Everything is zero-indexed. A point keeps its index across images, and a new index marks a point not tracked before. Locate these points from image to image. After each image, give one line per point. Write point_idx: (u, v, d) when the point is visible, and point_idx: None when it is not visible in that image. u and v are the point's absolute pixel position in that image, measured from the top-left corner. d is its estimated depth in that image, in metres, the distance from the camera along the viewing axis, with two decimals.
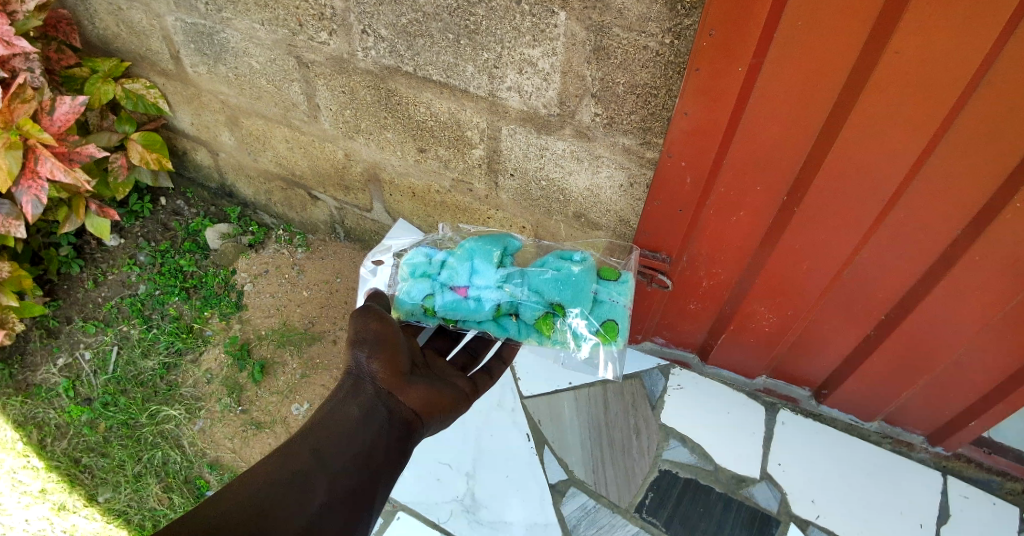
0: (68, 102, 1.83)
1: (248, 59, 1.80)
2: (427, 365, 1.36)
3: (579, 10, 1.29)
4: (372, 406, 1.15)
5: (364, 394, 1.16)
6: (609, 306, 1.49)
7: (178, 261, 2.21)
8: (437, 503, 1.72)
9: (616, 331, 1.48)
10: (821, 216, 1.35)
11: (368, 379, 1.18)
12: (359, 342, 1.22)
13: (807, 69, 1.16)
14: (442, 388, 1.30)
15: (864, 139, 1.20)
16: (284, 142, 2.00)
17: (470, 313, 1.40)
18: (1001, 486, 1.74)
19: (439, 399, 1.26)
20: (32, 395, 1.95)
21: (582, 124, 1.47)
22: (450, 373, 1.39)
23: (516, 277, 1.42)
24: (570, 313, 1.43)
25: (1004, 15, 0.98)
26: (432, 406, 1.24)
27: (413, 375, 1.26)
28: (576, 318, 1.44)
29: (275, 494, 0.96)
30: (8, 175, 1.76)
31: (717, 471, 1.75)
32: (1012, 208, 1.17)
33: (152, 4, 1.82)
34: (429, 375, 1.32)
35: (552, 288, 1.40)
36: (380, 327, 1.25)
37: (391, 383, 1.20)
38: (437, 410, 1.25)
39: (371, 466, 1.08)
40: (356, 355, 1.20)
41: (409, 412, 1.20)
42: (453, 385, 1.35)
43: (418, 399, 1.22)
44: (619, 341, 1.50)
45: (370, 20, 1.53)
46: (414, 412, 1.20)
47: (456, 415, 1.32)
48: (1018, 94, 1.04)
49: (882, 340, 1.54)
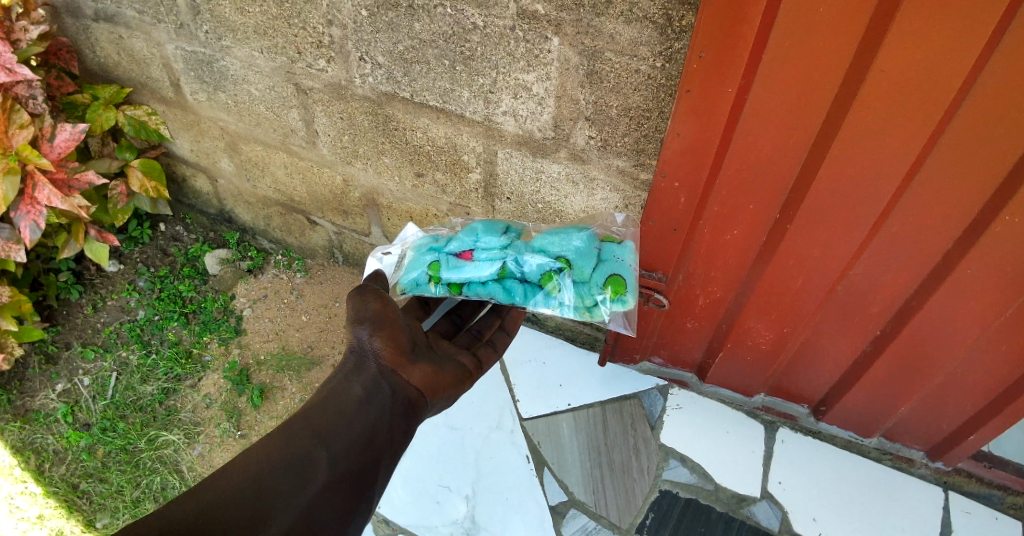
0: (69, 130, 1.86)
1: (247, 87, 1.83)
2: (433, 343, 1.35)
3: (572, 35, 1.32)
4: (374, 386, 1.16)
5: (365, 374, 1.18)
6: (615, 263, 1.41)
7: (178, 286, 2.22)
8: (436, 526, 1.70)
9: (624, 287, 1.39)
10: (815, 234, 1.37)
11: (370, 359, 1.20)
12: (359, 322, 1.23)
13: (795, 91, 1.18)
14: (446, 363, 1.30)
15: (854, 159, 1.22)
16: (283, 168, 2.02)
17: (474, 272, 1.37)
18: (1003, 500, 1.73)
19: (443, 375, 1.26)
20: (31, 421, 1.94)
21: (576, 147, 1.50)
22: (455, 349, 1.36)
23: (518, 243, 1.43)
24: (575, 268, 1.38)
25: (983, 38, 1.01)
26: (436, 385, 1.24)
27: (417, 351, 1.26)
28: (581, 273, 1.38)
29: (272, 492, 0.98)
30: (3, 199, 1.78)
31: (717, 490, 1.75)
32: (1000, 223, 1.19)
33: (153, 32, 1.85)
34: (434, 351, 1.32)
35: (553, 246, 1.41)
36: (379, 307, 1.25)
37: (393, 362, 1.21)
38: (441, 389, 1.25)
39: (371, 459, 1.06)
40: (357, 335, 1.22)
41: (413, 390, 1.21)
42: (458, 359, 1.34)
43: (421, 377, 1.22)
44: (629, 299, 1.40)
45: (367, 48, 1.56)
46: (418, 390, 1.21)
47: (462, 392, 1.32)
48: (1000, 113, 1.07)
49: (878, 356, 1.56)
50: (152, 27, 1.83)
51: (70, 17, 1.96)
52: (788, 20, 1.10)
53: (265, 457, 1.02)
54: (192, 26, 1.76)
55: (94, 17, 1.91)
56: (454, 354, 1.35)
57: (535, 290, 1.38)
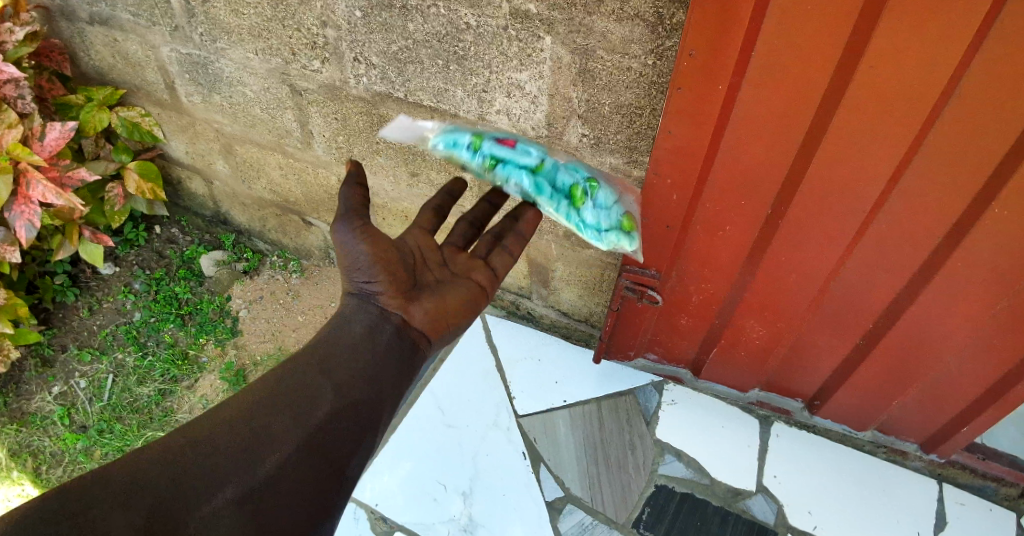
0: (59, 127, 1.86)
1: (242, 88, 1.84)
2: (444, 262, 1.32)
3: (564, 34, 1.33)
4: (376, 326, 1.16)
5: (366, 316, 1.17)
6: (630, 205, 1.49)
7: (173, 288, 2.23)
8: (434, 523, 1.71)
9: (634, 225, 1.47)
10: (804, 230, 1.39)
11: (372, 302, 1.19)
12: (354, 266, 1.18)
13: (783, 88, 1.20)
14: (453, 291, 1.28)
15: (842, 155, 1.24)
16: (278, 169, 2.04)
17: (514, 155, 1.43)
18: (997, 492, 1.75)
19: (449, 305, 1.26)
20: (27, 424, 1.94)
21: (570, 145, 1.52)
22: (468, 267, 1.33)
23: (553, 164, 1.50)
24: (602, 190, 1.45)
25: (966, 39, 1.03)
26: (441, 322, 1.24)
27: (419, 285, 1.25)
28: (606, 194, 1.45)
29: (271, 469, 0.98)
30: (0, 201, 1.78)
31: (713, 485, 1.76)
32: (989, 216, 1.20)
33: (147, 35, 1.86)
34: (441, 278, 1.29)
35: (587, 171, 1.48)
36: (371, 247, 1.17)
37: (396, 303, 1.20)
38: (445, 326, 1.25)
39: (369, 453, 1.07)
40: (355, 280, 1.19)
41: (418, 331, 1.21)
42: (469, 281, 1.32)
43: (425, 315, 1.22)
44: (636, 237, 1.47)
45: (361, 49, 1.57)
46: (421, 331, 1.22)
47: (476, 313, 1.32)
48: (985, 110, 1.08)
49: (870, 349, 1.57)
50: (147, 29, 1.84)
51: (64, 20, 1.97)
52: (777, 19, 1.11)
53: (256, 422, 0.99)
54: (187, 29, 1.77)
55: (89, 20, 1.92)
56: (466, 275, 1.32)
57: (561, 198, 1.42)
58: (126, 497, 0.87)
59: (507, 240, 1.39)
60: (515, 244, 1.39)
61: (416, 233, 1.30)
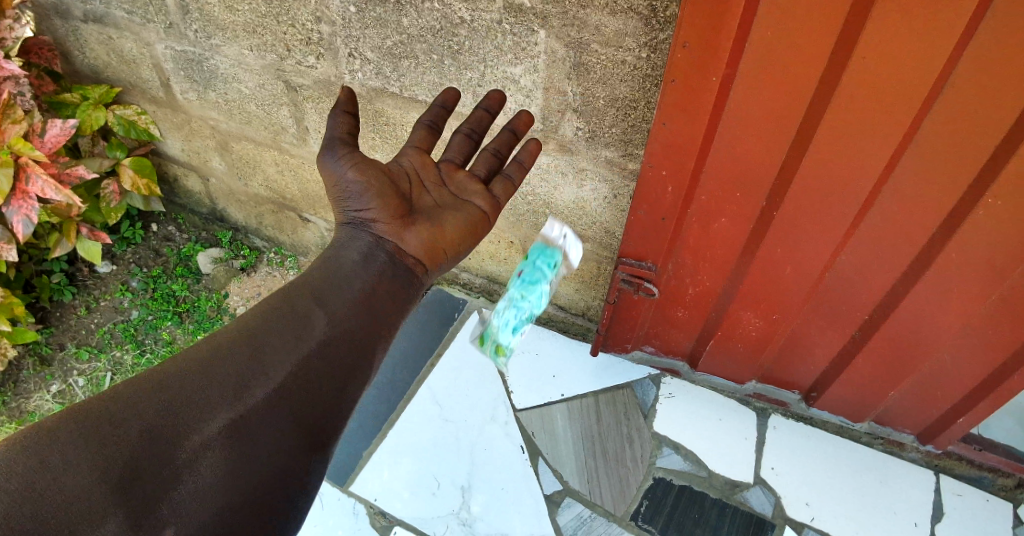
0: (59, 125, 1.86)
1: (237, 85, 1.84)
2: (444, 182, 1.33)
3: (558, 28, 1.33)
4: (369, 253, 1.19)
5: (360, 243, 1.20)
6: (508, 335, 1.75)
7: (171, 286, 2.23)
8: (432, 517, 1.71)
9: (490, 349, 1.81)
10: (798, 222, 1.40)
11: (364, 230, 1.22)
12: (344, 195, 1.22)
13: (777, 80, 1.20)
14: (449, 216, 1.29)
15: (836, 146, 1.24)
16: (274, 165, 2.04)
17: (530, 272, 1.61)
18: (994, 483, 1.76)
19: (444, 231, 1.26)
20: (26, 422, 1.94)
21: (565, 138, 1.53)
22: (466, 189, 1.33)
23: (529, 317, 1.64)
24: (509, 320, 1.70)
25: (959, 28, 1.03)
26: (435, 249, 1.25)
27: (414, 211, 1.26)
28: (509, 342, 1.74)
29: None
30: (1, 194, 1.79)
31: (711, 477, 1.77)
32: (983, 206, 1.20)
33: (142, 33, 1.85)
34: (439, 202, 1.30)
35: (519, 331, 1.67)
36: (358, 173, 1.20)
37: (389, 230, 1.22)
38: (441, 253, 1.27)
39: None
40: (348, 210, 1.22)
41: (412, 259, 1.23)
42: (468, 205, 1.32)
43: (418, 243, 1.24)
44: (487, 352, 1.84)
45: (356, 44, 1.57)
46: (416, 259, 1.23)
47: (476, 239, 1.32)
48: (979, 100, 1.08)
49: (866, 341, 1.58)
50: (142, 27, 1.84)
51: (58, 18, 1.96)
52: (770, 11, 1.11)
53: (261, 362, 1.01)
54: (182, 26, 1.77)
55: (83, 18, 1.91)
56: (465, 199, 1.32)
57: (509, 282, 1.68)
58: (106, 438, 0.83)
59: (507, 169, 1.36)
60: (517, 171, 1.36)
61: (413, 154, 1.31)
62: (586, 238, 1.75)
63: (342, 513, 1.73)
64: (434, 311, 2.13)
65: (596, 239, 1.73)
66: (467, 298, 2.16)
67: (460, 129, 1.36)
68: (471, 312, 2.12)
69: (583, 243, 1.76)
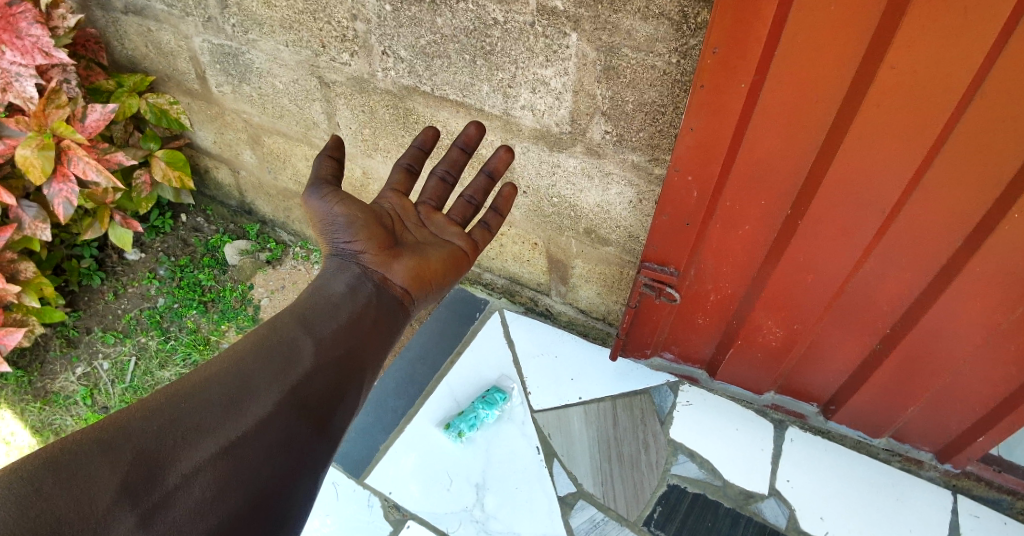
0: (99, 110, 1.92)
1: (271, 79, 1.88)
2: (423, 223, 1.47)
3: (590, 31, 1.35)
4: (357, 282, 1.27)
5: (347, 273, 1.29)
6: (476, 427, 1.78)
7: (198, 275, 2.27)
8: (446, 513, 1.72)
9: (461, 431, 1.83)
10: (824, 232, 1.39)
11: (352, 260, 1.31)
12: (331, 229, 1.31)
13: (807, 86, 1.20)
14: (431, 251, 1.42)
15: (862, 158, 1.24)
16: (304, 160, 2.08)
17: None
18: (1013, 506, 1.72)
19: (429, 265, 1.39)
20: (51, 402, 1.98)
21: (592, 141, 1.54)
22: (446, 230, 1.47)
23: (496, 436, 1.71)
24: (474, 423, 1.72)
25: (985, 45, 1.03)
26: (422, 284, 1.36)
27: (398, 246, 1.38)
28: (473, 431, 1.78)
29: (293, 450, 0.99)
30: (42, 173, 1.83)
31: (725, 486, 1.76)
32: (1010, 221, 1.19)
33: (181, 26, 1.90)
34: (419, 240, 1.43)
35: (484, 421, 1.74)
36: (344, 208, 1.31)
37: (375, 262, 1.32)
38: (426, 290, 1.37)
39: None
40: (334, 241, 1.32)
41: (399, 288, 1.33)
42: (449, 244, 1.46)
43: (405, 274, 1.34)
44: (459, 435, 1.83)
45: (390, 42, 1.60)
46: (402, 290, 1.33)
47: (456, 273, 1.45)
48: (1007, 116, 1.08)
49: (887, 353, 1.57)
50: (181, 20, 1.88)
51: (99, 9, 2.01)
52: (798, 19, 1.12)
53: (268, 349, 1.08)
54: (220, 20, 1.81)
55: (124, 10, 1.97)
56: (444, 238, 1.47)
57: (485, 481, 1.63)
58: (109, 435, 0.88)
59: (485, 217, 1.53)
60: (493, 220, 1.53)
61: (392, 197, 1.44)
62: (610, 241, 1.76)
63: (355, 504, 1.75)
64: (454, 309, 2.15)
65: (619, 243, 1.74)
66: (489, 299, 2.18)
67: (436, 173, 1.50)
68: (492, 312, 2.13)
69: (607, 246, 1.77)
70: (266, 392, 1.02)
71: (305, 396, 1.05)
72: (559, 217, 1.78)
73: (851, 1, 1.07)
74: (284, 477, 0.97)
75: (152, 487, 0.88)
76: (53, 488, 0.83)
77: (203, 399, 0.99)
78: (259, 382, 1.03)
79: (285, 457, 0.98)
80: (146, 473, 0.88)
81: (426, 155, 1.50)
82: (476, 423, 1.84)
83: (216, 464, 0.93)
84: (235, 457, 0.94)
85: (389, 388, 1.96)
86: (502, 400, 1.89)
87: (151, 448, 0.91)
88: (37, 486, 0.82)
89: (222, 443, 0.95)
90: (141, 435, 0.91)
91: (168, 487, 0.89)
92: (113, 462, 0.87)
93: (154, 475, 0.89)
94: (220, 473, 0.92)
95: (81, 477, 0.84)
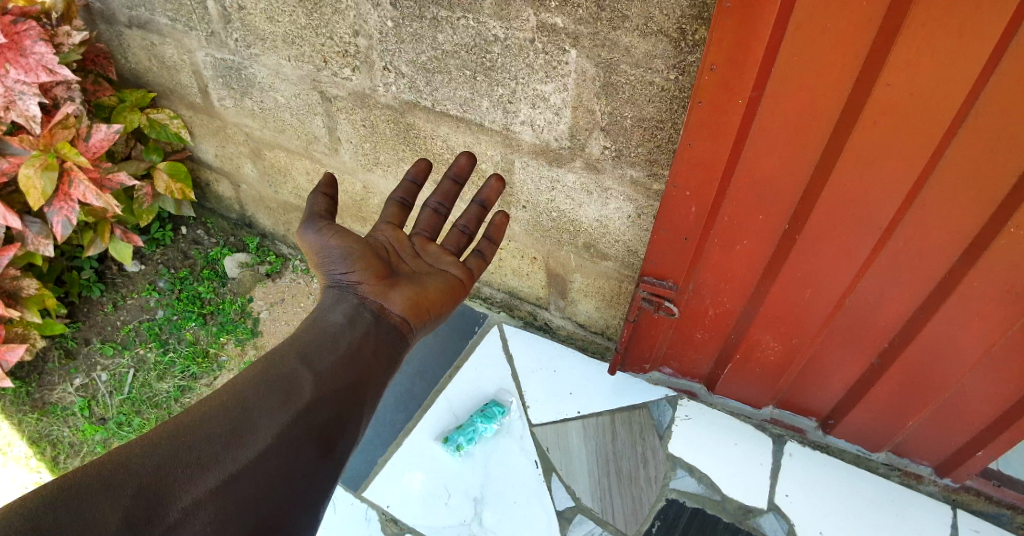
0: (104, 130, 1.92)
1: (273, 93, 1.90)
2: (418, 254, 1.48)
3: (589, 48, 1.36)
4: (355, 312, 1.28)
5: (346, 303, 1.29)
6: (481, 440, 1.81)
7: (197, 287, 2.28)
8: (444, 527, 1.72)
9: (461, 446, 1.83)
10: (819, 248, 1.41)
11: (350, 291, 1.32)
12: (327, 261, 1.33)
13: (804, 103, 1.21)
14: (428, 280, 1.43)
15: (855, 178, 1.26)
16: (305, 174, 2.10)
17: None
18: (1013, 520, 1.72)
19: (427, 292, 1.39)
20: (48, 413, 1.98)
21: (592, 156, 1.55)
22: (441, 259, 1.48)
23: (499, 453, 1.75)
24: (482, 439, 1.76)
25: (976, 66, 1.05)
26: (421, 311, 1.37)
27: (395, 275, 1.39)
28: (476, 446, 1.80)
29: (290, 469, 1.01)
30: (42, 195, 1.84)
31: (724, 501, 1.75)
32: (1003, 239, 1.21)
33: (184, 40, 1.92)
34: (416, 270, 1.44)
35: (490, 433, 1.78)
36: (340, 241, 1.33)
37: (373, 291, 1.33)
38: (426, 316, 1.38)
39: None
40: (332, 273, 1.34)
41: (397, 317, 1.33)
42: (445, 273, 1.47)
43: (403, 303, 1.35)
44: (458, 451, 1.83)
45: (391, 57, 1.61)
46: (400, 318, 1.33)
47: (455, 301, 1.46)
48: (1000, 135, 1.10)
49: (885, 368, 1.57)
50: (184, 34, 1.90)
51: (104, 23, 2.03)
52: (795, 37, 1.13)
53: (265, 373, 1.10)
54: (223, 34, 1.83)
55: (128, 24, 1.98)
56: (440, 268, 1.48)
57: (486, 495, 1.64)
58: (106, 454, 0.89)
59: (480, 247, 1.56)
60: (488, 248, 1.56)
61: (387, 229, 1.46)
62: (609, 256, 1.76)
63: (353, 518, 1.75)
64: (454, 323, 2.15)
65: (618, 257, 1.75)
66: (487, 313, 2.18)
67: (429, 205, 1.52)
68: (491, 326, 2.14)
69: (606, 261, 1.78)
70: (265, 421, 1.03)
71: (303, 417, 1.06)
72: (560, 233, 1.79)
73: (848, 21, 1.09)
74: (283, 508, 0.99)
75: (150, 515, 0.88)
76: (55, 524, 0.83)
77: (201, 422, 1.00)
78: (256, 404, 1.04)
79: (285, 488, 1.00)
80: (146, 507, 0.89)
81: (418, 187, 1.52)
82: (474, 436, 1.84)
83: (213, 492, 0.93)
84: (235, 490, 0.95)
85: (388, 402, 1.96)
86: (500, 414, 1.89)
87: (150, 482, 0.91)
88: (35, 509, 0.83)
89: (217, 464, 0.96)
90: (141, 468, 0.92)
91: (168, 521, 0.89)
92: (114, 497, 0.87)
93: (154, 508, 0.89)
94: (217, 493, 0.94)
95: (82, 513, 0.85)
